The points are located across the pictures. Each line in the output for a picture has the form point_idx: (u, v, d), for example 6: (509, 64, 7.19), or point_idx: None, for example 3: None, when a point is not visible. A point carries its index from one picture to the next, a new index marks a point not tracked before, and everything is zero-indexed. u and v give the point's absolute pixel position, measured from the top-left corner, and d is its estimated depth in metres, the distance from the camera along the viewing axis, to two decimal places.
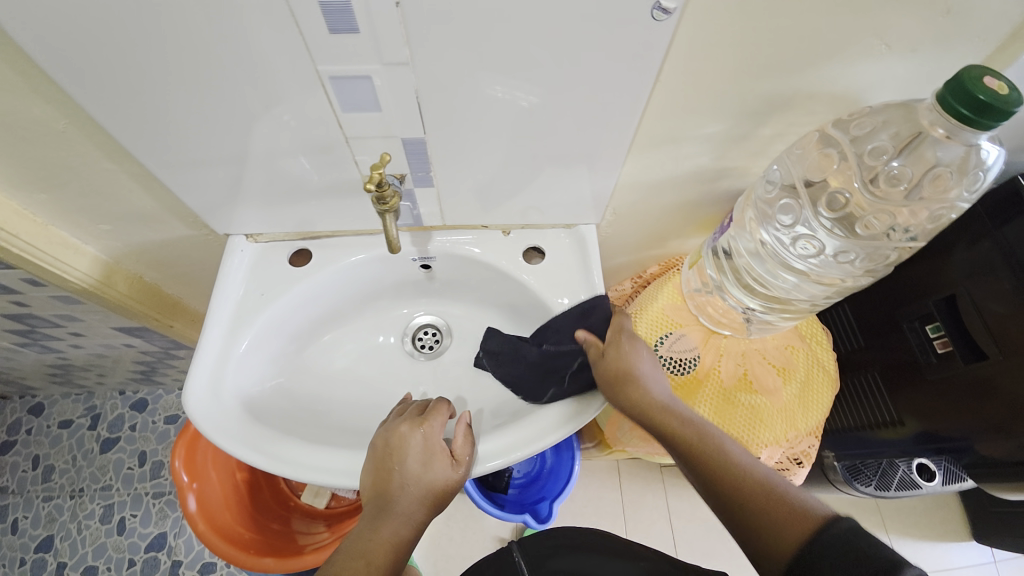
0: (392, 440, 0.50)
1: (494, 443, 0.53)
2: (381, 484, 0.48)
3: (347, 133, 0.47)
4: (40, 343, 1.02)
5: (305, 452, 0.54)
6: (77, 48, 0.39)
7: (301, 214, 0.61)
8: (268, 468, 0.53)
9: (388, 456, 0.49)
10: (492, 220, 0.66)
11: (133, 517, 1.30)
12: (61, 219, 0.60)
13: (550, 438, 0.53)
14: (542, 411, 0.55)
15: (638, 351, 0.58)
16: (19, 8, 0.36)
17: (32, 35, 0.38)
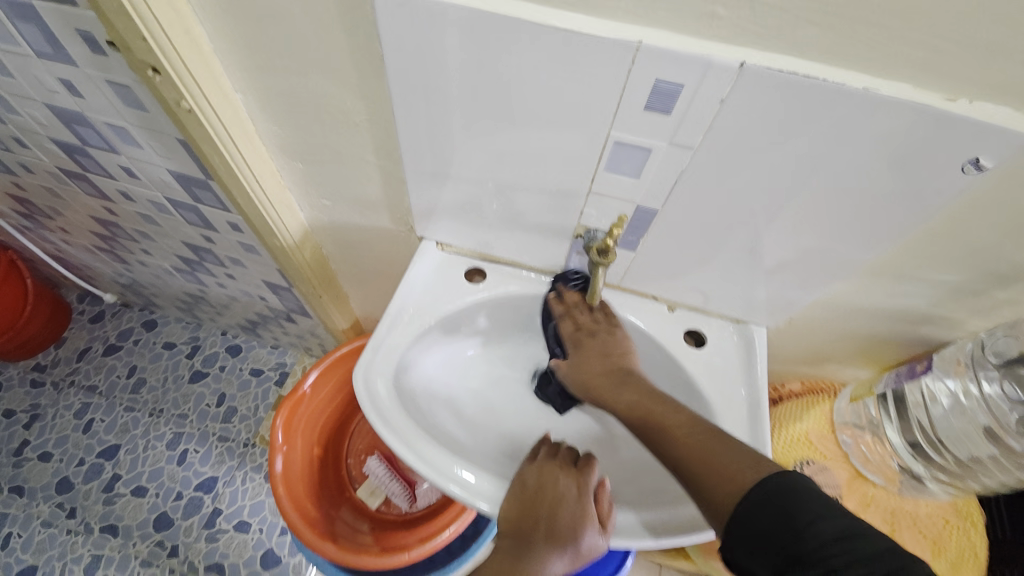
0: (545, 482, 0.52)
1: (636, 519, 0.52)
2: (524, 523, 0.50)
3: (593, 187, 0.51)
4: (194, 275, 1.14)
5: (445, 462, 0.54)
6: (419, 69, 0.44)
7: (491, 238, 0.65)
8: (410, 463, 0.54)
9: (535, 497, 0.51)
10: (663, 293, 0.66)
11: (195, 452, 1.36)
12: (295, 185, 0.68)
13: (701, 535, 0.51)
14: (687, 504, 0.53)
15: (587, 349, 0.61)
16: (400, 36, 0.42)
17: (394, 51, 0.43)
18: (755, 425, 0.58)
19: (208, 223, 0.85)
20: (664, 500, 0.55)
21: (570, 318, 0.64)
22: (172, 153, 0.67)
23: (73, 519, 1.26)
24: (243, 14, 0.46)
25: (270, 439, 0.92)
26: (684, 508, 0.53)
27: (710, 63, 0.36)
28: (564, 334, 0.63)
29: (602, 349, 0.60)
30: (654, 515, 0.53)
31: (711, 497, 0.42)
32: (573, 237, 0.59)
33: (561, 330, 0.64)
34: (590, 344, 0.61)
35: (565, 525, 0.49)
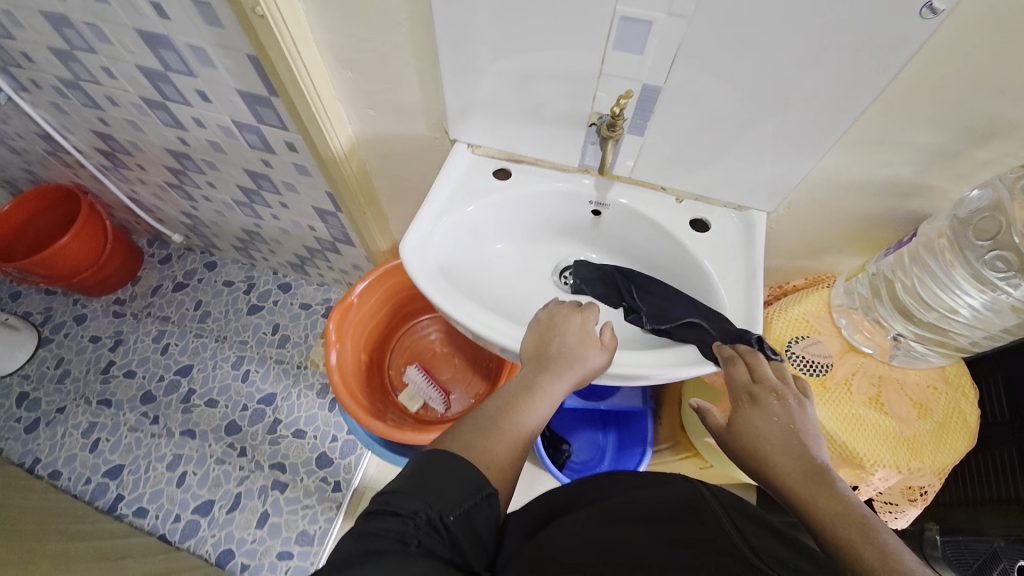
0: (556, 317, 0.64)
1: (628, 357, 0.64)
2: (550, 353, 0.61)
3: (603, 67, 0.58)
4: (251, 207, 1.28)
5: (479, 316, 0.66)
6: None
7: (517, 135, 0.73)
8: (452, 315, 0.66)
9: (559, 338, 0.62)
10: (671, 183, 0.74)
11: (257, 371, 1.53)
12: (345, 96, 0.78)
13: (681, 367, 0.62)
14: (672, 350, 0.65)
15: (760, 409, 0.54)
16: None
17: None
18: (750, 290, 0.66)
19: (268, 145, 0.97)
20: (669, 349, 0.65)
21: (747, 367, 0.58)
22: (241, 70, 0.78)
23: (156, 425, 1.45)
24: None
25: (325, 337, 1.05)
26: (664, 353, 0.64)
27: None
28: (736, 383, 0.58)
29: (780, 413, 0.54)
30: (648, 358, 0.64)
31: None
32: (587, 125, 0.67)
33: (733, 378, 0.59)
34: (765, 407, 0.55)
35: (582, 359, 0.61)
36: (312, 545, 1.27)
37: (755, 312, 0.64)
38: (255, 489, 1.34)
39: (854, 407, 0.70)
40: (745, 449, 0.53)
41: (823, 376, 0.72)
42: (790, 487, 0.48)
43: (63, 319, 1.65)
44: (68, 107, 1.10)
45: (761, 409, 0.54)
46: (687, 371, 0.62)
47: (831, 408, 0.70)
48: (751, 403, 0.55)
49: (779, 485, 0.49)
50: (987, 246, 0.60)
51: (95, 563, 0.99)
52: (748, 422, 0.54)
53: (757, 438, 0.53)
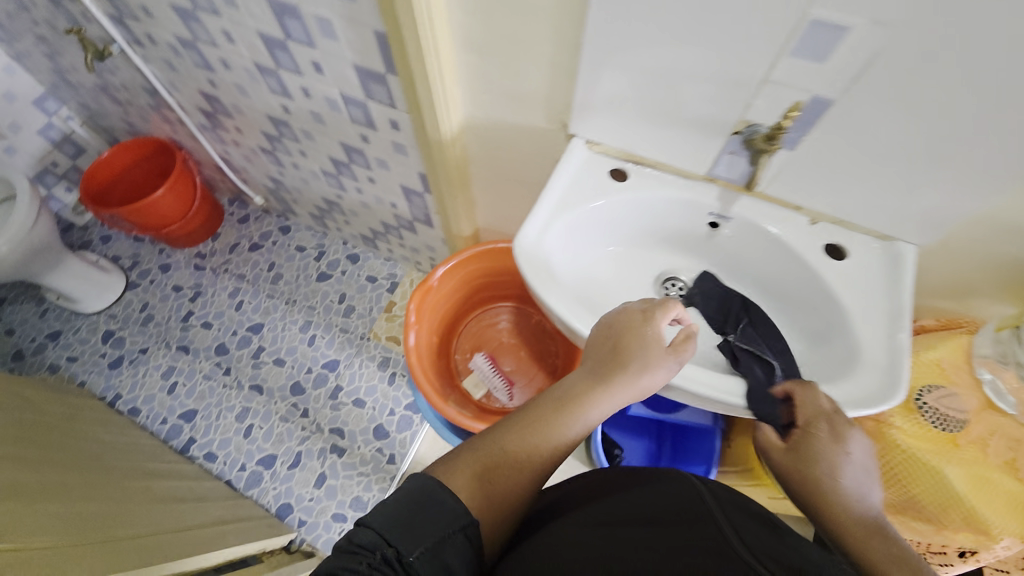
0: (623, 318, 0.62)
1: (737, 386, 0.61)
2: (606, 359, 0.60)
3: (770, 75, 0.53)
4: (338, 178, 1.30)
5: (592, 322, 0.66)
6: None
7: (645, 136, 0.69)
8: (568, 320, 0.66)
9: (624, 343, 0.60)
10: (808, 203, 0.68)
11: (322, 337, 1.58)
12: (465, 80, 0.76)
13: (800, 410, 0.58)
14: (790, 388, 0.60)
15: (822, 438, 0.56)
16: None
17: None
18: (894, 330, 0.61)
19: (371, 121, 0.97)
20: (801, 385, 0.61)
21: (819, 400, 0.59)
22: (363, 45, 0.77)
23: (228, 376, 1.53)
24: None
25: (405, 318, 1.06)
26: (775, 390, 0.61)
27: None
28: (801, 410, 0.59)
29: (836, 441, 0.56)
30: (767, 393, 0.60)
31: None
32: (730, 134, 0.62)
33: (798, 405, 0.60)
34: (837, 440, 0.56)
35: (646, 374, 0.59)
36: (365, 511, 1.32)
37: (901, 357, 0.59)
38: (315, 450, 1.40)
39: (983, 468, 0.65)
40: (812, 475, 0.55)
41: (954, 431, 0.67)
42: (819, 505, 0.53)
43: (149, 266, 1.75)
44: (181, 67, 1.13)
45: (838, 440, 0.55)
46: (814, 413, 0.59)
47: (958, 466, 0.66)
48: (829, 436, 0.56)
49: (845, 528, 0.50)
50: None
51: (181, 504, 1.06)
52: (822, 456, 0.55)
53: (833, 495, 0.53)
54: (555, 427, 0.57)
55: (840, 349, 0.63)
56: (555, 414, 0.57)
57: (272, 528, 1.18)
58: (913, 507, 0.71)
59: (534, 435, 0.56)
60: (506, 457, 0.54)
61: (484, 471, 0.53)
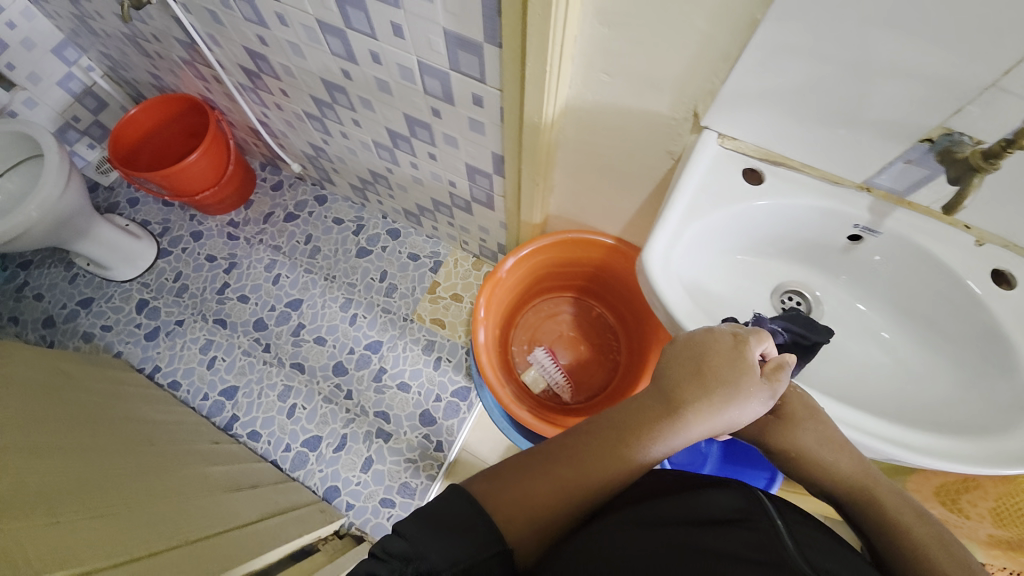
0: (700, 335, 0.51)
1: (897, 432, 0.52)
2: (676, 383, 0.50)
3: (1006, 78, 0.44)
4: (392, 152, 1.20)
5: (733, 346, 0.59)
6: None
7: (798, 135, 0.60)
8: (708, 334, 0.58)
9: (696, 365, 0.50)
10: (981, 222, 0.59)
11: (364, 317, 1.53)
12: (582, 56, 0.65)
13: (973, 467, 0.50)
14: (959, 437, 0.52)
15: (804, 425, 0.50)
16: None
17: None
18: None
19: (448, 96, 0.87)
20: (969, 432, 0.53)
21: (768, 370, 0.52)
22: (463, 9, 0.66)
23: (268, 352, 1.50)
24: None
25: (473, 312, 1.00)
26: (943, 440, 0.51)
27: None
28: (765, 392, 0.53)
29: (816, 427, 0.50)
30: (937, 441, 0.51)
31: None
32: (917, 140, 0.53)
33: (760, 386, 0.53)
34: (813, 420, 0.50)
35: (731, 406, 0.48)
36: (412, 498, 1.31)
37: None
38: (361, 434, 1.38)
39: None
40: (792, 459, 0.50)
41: None
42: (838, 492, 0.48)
43: (181, 233, 1.68)
44: (229, 21, 1.02)
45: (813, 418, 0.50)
46: (986, 471, 0.50)
47: None
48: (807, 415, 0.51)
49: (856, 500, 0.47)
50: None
51: (225, 495, 1.00)
52: (810, 445, 0.49)
53: (822, 468, 0.48)
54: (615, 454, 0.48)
55: (1007, 392, 0.55)
56: (615, 437, 0.49)
57: (324, 514, 1.18)
58: None
59: (583, 454, 0.48)
60: (546, 472, 0.47)
61: (519, 488, 0.46)
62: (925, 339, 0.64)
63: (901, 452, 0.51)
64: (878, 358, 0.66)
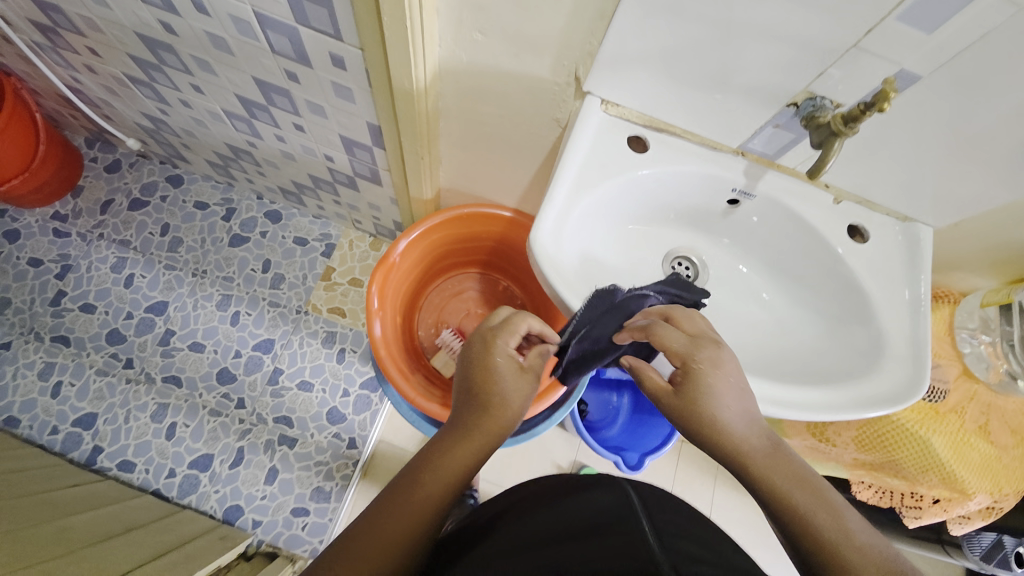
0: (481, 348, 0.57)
1: (769, 390, 0.54)
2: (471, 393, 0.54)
3: (861, 42, 0.44)
4: (249, 122, 1.02)
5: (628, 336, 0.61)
6: None
7: (677, 101, 0.58)
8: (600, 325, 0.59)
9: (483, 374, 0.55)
10: (839, 180, 0.63)
11: (248, 314, 1.35)
12: (449, 10, 0.57)
13: (837, 413, 0.54)
14: (826, 387, 0.56)
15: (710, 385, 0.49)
16: None
17: None
18: (916, 322, 0.59)
19: (301, 56, 0.73)
20: (831, 378, 0.59)
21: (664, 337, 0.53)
22: None
23: (131, 368, 1.28)
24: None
25: (366, 304, 0.92)
26: (806, 391, 0.55)
27: None
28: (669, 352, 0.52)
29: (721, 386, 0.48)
30: (804, 394, 0.55)
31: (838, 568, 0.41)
32: (784, 105, 0.53)
33: (667, 348, 0.52)
34: (724, 381, 0.49)
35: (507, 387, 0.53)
36: (328, 502, 1.23)
37: (923, 347, 0.58)
38: (260, 444, 1.25)
39: (961, 434, 0.69)
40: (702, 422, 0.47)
41: (938, 401, 0.70)
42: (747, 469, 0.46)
43: None
44: None
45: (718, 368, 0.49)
46: (844, 416, 0.54)
47: (943, 434, 0.69)
48: (711, 368, 0.49)
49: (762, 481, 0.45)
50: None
51: (90, 549, 0.85)
52: (709, 396, 0.48)
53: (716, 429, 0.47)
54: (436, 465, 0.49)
55: (862, 340, 0.61)
56: (431, 457, 0.49)
57: (225, 540, 1.06)
58: (892, 468, 0.73)
59: (421, 473, 0.48)
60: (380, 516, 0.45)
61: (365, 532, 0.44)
62: (793, 294, 0.68)
63: (781, 411, 0.53)
64: (758, 316, 0.69)
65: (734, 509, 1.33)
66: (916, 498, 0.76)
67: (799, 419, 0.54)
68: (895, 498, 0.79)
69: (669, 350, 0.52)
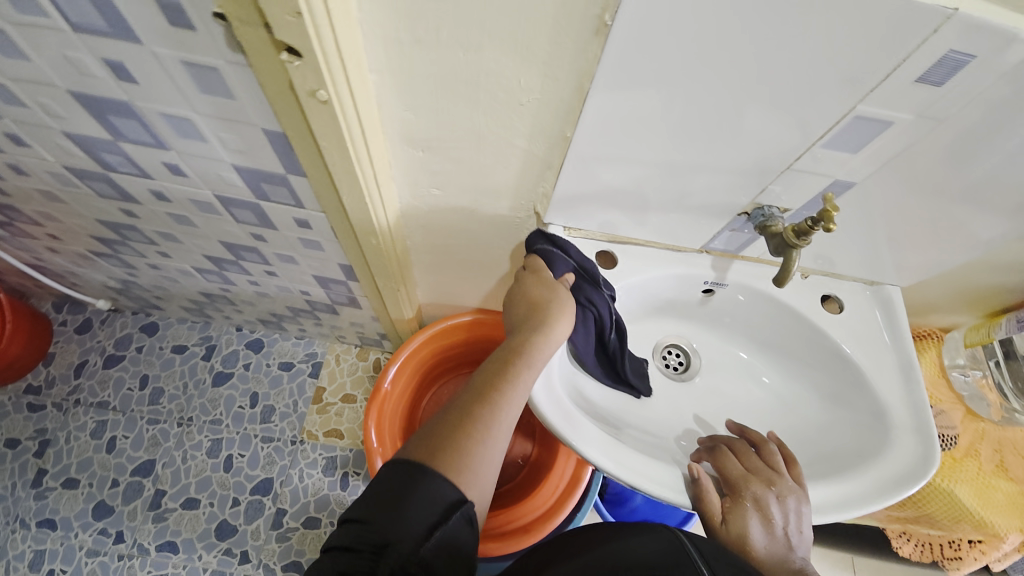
0: (529, 290, 0.57)
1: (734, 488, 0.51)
2: (527, 322, 0.54)
3: (795, 163, 0.47)
4: (221, 274, 1.02)
5: (621, 455, 0.54)
6: (655, 48, 0.38)
7: (633, 220, 0.61)
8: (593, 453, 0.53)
9: (535, 306, 0.55)
10: (801, 260, 0.65)
11: (241, 456, 1.29)
12: (404, 176, 0.59)
13: (860, 509, 0.53)
14: (844, 478, 0.56)
15: (756, 511, 0.49)
16: (651, 11, 0.35)
17: (631, 29, 0.37)
18: (911, 386, 0.60)
19: (266, 222, 0.74)
20: (847, 463, 0.58)
21: (735, 461, 0.54)
22: (248, 145, 0.56)
23: (122, 543, 1.19)
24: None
25: (365, 442, 0.90)
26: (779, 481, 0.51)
27: (1014, 38, 0.34)
28: (728, 475, 0.53)
29: (763, 510, 0.49)
30: (815, 493, 0.54)
31: None
32: (737, 214, 0.56)
33: (723, 473, 0.53)
34: (772, 511, 0.48)
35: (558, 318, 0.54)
36: None
37: (925, 413, 0.58)
38: None
39: (983, 478, 0.69)
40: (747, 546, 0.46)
41: (951, 448, 0.70)
42: None
43: None
44: None
45: (766, 503, 0.49)
46: (870, 508, 0.53)
47: (965, 482, 0.68)
48: (757, 504, 0.49)
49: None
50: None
51: None
52: (749, 529, 0.47)
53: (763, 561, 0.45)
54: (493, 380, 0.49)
55: (865, 412, 0.61)
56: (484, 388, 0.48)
57: None
58: (925, 521, 0.72)
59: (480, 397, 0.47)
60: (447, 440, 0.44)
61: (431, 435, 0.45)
62: (784, 367, 0.69)
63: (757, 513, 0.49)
64: (757, 396, 0.69)
65: None
66: (955, 547, 0.74)
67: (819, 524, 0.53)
68: (936, 550, 0.77)
69: (722, 476, 0.53)
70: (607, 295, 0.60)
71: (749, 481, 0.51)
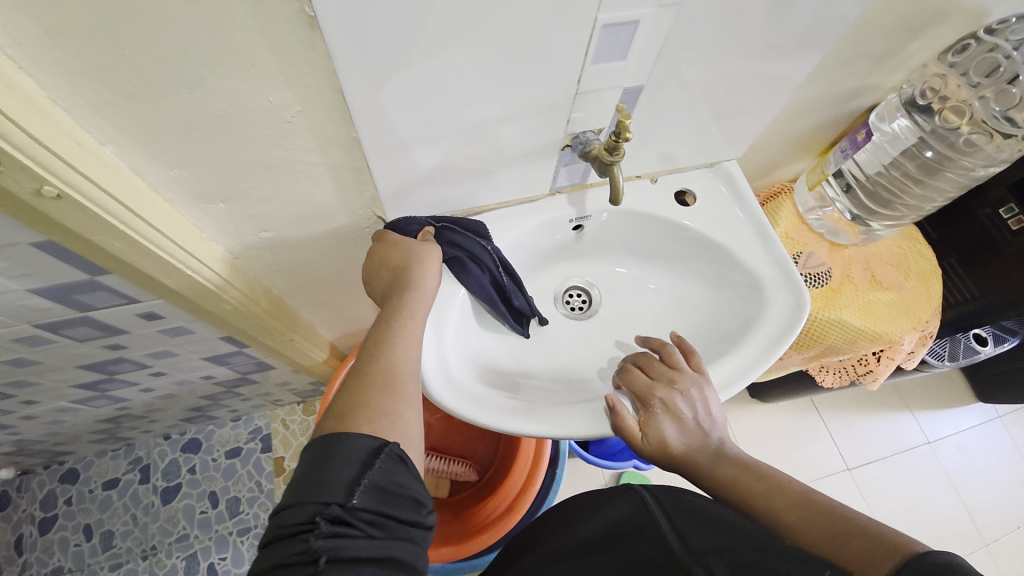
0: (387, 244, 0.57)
1: (645, 398, 0.54)
2: (394, 277, 0.55)
3: (580, 87, 0.48)
4: (107, 395, 0.92)
5: (556, 420, 0.56)
6: (379, 27, 0.36)
7: (474, 189, 0.60)
8: (525, 427, 0.55)
9: (396, 259, 0.56)
10: (644, 168, 0.67)
11: (223, 559, 1.23)
12: (223, 232, 0.54)
13: (761, 367, 0.58)
14: (739, 350, 0.60)
15: (669, 413, 0.53)
16: None
17: (343, 18, 0.34)
18: (769, 245, 0.65)
19: (112, 329, 0.67)
20: (740, 333, 0.62)
21: (638, 372, 0.57)
22: (31, 264, 0.49)
23: None
24: (70, 11, 0.30)
25: None
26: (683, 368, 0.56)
27: None
28: (636, 388, 0.56)
29: (673, 409, 0.53)
30: (715, 375, 0.59)
31: (768, 505, 0.45)
32: (561, 149, 0.56)
33: (632, 387, 0.56)
34: (680, 405, 0.53)
35: (421, 273, 0.54)
36: None
37: (787, 263, 0.64)
38: None
39: (862, 296, 0.76)
40: (670, 448, 0.52)
41: (828, 282, 0.77)
42: (713, 478, 0.50)
43: None
44: None
45: (671, 402, 0.53)
46: (764, 366, 0.58)
47: (848, 306, 0.76)
48: (666, 407, 0.53)
49: (716, 471, 0.50)
50: (935, 103, 0.66)
51: None
52: (665, 433, 0.52)
53: (688, 458, 0.52)
54: (377, 366, 0.47)
55: (740, 283, 0.66)
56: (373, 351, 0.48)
57: None
58: (832, 351, 0.80)
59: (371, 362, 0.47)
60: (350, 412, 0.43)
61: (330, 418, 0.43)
62: (670, 268, 0.72)
63: (671, 418, 0.53)
64: (656, 303, 0.72)
65: (758, 428, 1.37)
66: (865, 363, 0.82)
67: (726, 398, 0.59)
68: (851, 373, 0.86)
69: (629, 389, 0.56)
70: (479, 274, 0.60)
71: (655, 390, 0.54)
